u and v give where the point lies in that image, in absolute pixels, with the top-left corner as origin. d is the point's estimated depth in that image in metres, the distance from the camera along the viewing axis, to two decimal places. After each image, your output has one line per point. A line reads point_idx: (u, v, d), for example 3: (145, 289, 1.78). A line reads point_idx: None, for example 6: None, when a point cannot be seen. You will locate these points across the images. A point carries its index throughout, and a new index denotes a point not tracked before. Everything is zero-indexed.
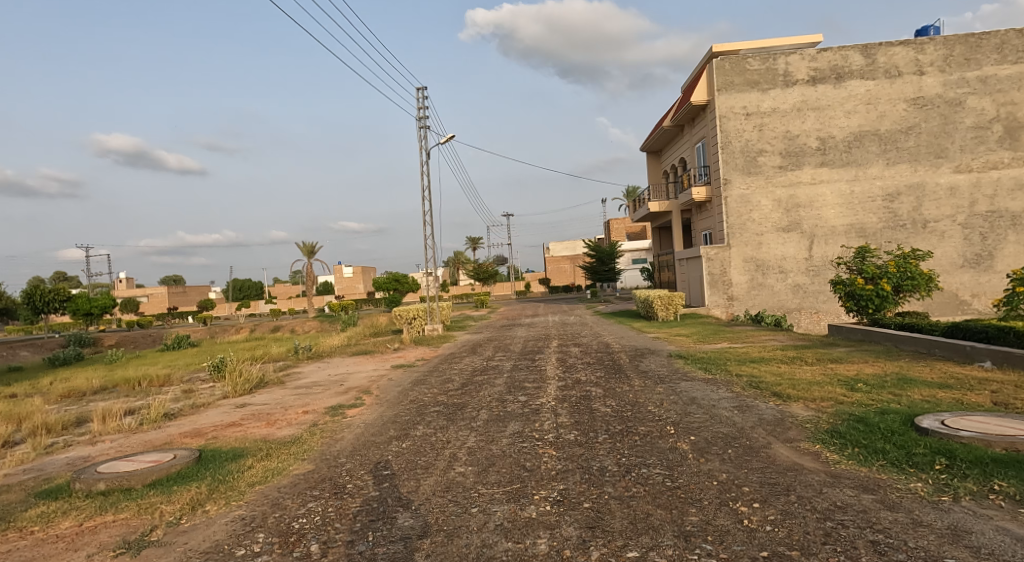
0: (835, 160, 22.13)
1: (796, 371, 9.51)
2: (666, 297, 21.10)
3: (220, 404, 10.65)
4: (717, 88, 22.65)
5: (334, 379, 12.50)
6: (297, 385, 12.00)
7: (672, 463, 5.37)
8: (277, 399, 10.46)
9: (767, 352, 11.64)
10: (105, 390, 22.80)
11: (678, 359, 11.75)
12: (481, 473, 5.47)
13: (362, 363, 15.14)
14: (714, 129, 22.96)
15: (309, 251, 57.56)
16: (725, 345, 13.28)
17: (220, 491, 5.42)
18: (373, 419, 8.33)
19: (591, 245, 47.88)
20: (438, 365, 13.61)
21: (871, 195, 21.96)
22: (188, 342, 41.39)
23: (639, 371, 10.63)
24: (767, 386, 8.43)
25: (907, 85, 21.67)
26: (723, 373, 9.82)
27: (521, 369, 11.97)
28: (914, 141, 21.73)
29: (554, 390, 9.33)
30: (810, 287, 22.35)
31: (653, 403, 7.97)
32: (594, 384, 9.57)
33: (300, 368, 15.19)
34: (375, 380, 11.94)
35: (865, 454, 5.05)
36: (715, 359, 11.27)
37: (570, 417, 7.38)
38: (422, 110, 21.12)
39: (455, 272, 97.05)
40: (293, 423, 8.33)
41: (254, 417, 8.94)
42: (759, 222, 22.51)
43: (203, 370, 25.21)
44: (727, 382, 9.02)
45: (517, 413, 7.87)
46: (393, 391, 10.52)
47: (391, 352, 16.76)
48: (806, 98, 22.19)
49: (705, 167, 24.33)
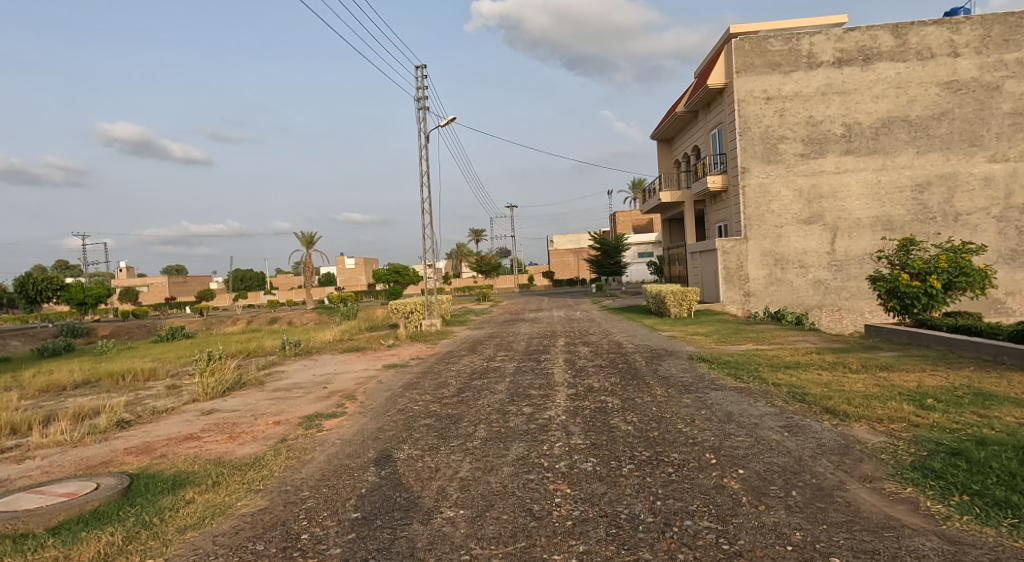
0: (862, 148, 20.74)
1: (842, 380, 8.21)
2: (680, 292, 19.79)
3: (185, 410, 9.43)
4: (736, 71, 21.24)
5: (318, 381, 11.29)
6: (276, 388, 10.81)
7: (723, 512, 4.12)
8: (249, 405, 9.25)
9: (801, 356, 10.38)
10: (87, 384, 21.69)
11: (701, 363, 10.50)
12: (475, 521, 4.22)
13: (352, 361, 13.94)
14: (732, 114, 21.55)
15: (309, 242, 56.38)
16: (750, 347, 12.00)
17: (138, 541, 4.19)
18: (352, 434, 7.11)
19: (597, 238, 46.50)
20: (433, 366, 12.39)
21: (899, 185, 20.60)
22: (183, 334, 40.24)
23: (659, 377, 9.40)
24: (815, 400, 7.14)
25: (941, 68, 20.25)
26: (757, 381, 8.58)
27: (525, 371, 10.76)
28: (947, 128, 20.31)
29: (563, 400, 8.08)
30: (832, 283, 21.05)
31: (681, 419, 6.73)
32: (609, 393, 8.35)
33: (285, 366, 14.01)
34: (362, 383, 10.73)
35: (985, 508, 3.82)
36: (744, 363, 10.01)
37: (585, 438, 6.14)
38: (421, 89, 19.75)
39: (458, 264, 95.94)
40: (257, 438, 7.09)
41: (215, 429, 7.72)
42: (779, 213, 21.18)
43: (191, 364, 24.01)
44: (765, 394, 7.74)
45: (521, 430, 6.63)
46: (380, 397, 9.29)
47: (385, 349, 15.57)
48: (831, 81, 20.83)
49: (721, 155, 22.98)
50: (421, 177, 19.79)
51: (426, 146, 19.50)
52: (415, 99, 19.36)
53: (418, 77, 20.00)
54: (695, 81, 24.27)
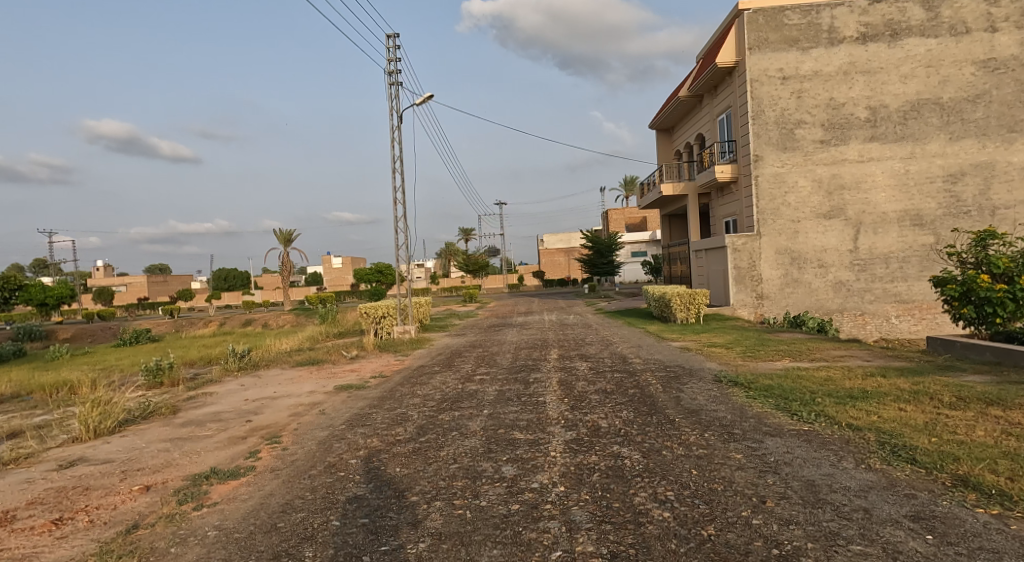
0: (888, 134, 18.60)
1: (950, 423, 5.84)
2: (687, 295, 17.45)
3: (46, 458, 6.90)
4: (749, 47, 19.05)
5: (246, 411, 8.85)
6: (188, 421, 8.35)
7: None
8: (133, 452, 6.77)
9: (862, 381, 8.10)
10: (13, 399, 18.97)
11: (734, 390, 8.16)
12: None
13: (301, 380, 11.43)
14: (744, 96, 19.39)
15: (285, 238, 53.46)
16: (787, 365, 9.73)
17: None
18: (240, 516, 4.66)
19: (590, 237, 44.13)
20: (397, 388, 10.00)
21: (929, 176, 18.44)
22: (149, 337, 37.52)
23: (686, 413, 7.08)
24: (934, 461, 4.79)
25: (977, 45, 18.20)
26: (823, 422, 6.25)
27: (509, 399, 8.39)
28: (983, 112, 18.22)
29: (560, 454, 5.67)
30: (855, 285, 18.88)
31: (744, 498, 4.34)
32: (623, 441, 5.98)
33: (217, 387, 11.50)
34: (297, 415, 8.27)
35: None
36: (791, 391, 7.72)
37: (599, 542, 3.75)
38: (394, 62, 17.30)
39: (446, 263, 93.21)
40: (94, 526, 4.57)
41: (50, 501, 5.20)
42: (796, 206, 19.00)
43: (135, 375, 21.28)
44: (847, 447, 5.40)
45: (495, 519, 4.24)
46: (312, 441, 6.88)
47: (345, 364, 13.16)
48: (854, 59, 18.71)
49: (730, 143, 20.74)
50: (393, 163, 17.36)
51: (399, 127, 17.09)
52: (385, 73, 16.87)
53: (390, 48, 17.51)
54: (701, 62, 22.06)
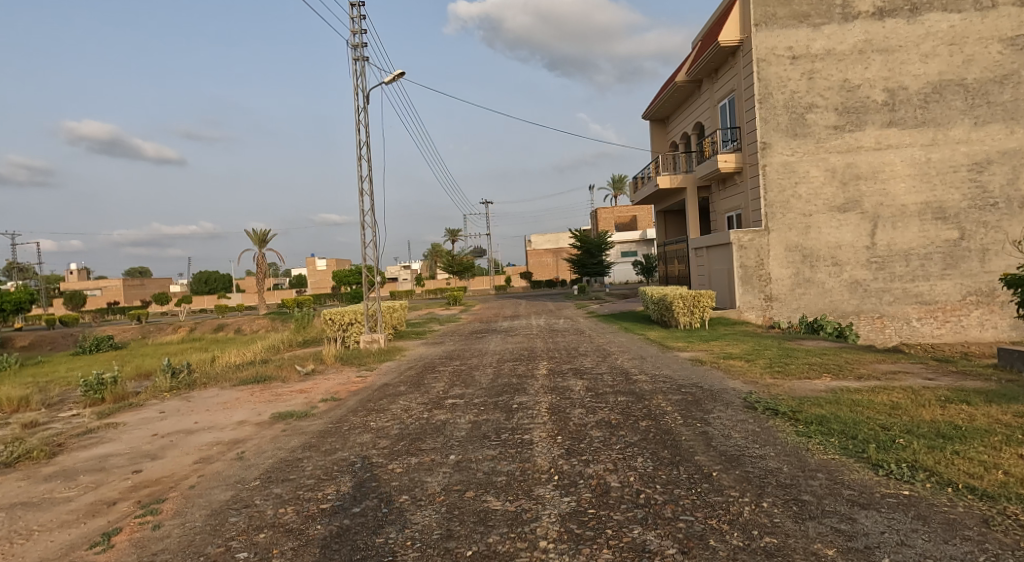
0: (908, 119, 16.93)
1: None
2: (691, 296, 15.65)
3: None
4: (754, 23, 17.33)
5: (146, 453, 6.80)
6: (61, 470, 6.27)
7: None
8: None
9: (943, 410, 6.22)
10: None
11: (777, 423, 6.25)
12: None
13: (235, 405, 9.35)
14: (749, 77, 17.63)
15: (259, 239, 51.03)
16: (830, 384, 7.85)
17: None
18: None
19: (580, 236, 42.26)
20: (347, 417, 7.99)
21: (952, 164, 16.77)
22: (110, 344, 34.93)
23: (728, 464, 5.10)
24: None
25: (1005, 20, 16.63)
26: (931, 484, 4.33)
27: (486, 438, 6.38)
28: (1011, 94, 16.63)
29: (557, 548, 3.68)
30: (873, 285, 17.17)
31: None
32: (648, 519, 4.01)
33: (132, 414, 9.40)
34: (206, 462, 6.25)
35: None
36: (859, 428, 5.78)
37: None
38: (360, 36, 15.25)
39: (433, 265, 91.04)
40: None
41: None
42: (808, 198, 17.28)
43: (74, 391, 18.95)
44: (1001, 537, 3.49)
45: None
46: (203, 510, 4.86)
47: (296, 381, 11.15)
48: (870, 36, 17.05)
49: (733, 130, 18.98)
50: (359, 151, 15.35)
51: (365, 108, 15.05)
52: (350, 47, 14.85)
53: (355, 19, 15.47)
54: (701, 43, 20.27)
